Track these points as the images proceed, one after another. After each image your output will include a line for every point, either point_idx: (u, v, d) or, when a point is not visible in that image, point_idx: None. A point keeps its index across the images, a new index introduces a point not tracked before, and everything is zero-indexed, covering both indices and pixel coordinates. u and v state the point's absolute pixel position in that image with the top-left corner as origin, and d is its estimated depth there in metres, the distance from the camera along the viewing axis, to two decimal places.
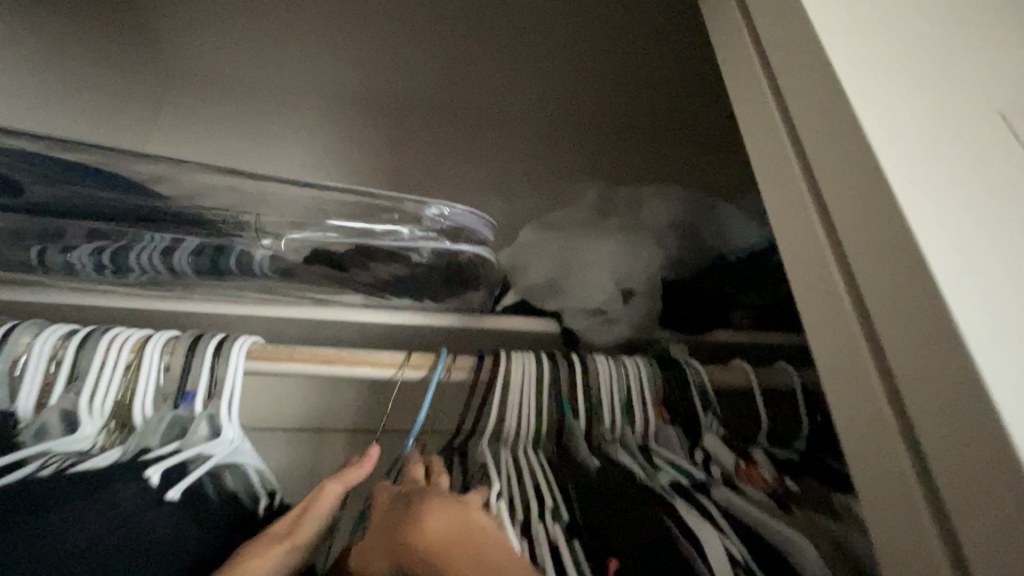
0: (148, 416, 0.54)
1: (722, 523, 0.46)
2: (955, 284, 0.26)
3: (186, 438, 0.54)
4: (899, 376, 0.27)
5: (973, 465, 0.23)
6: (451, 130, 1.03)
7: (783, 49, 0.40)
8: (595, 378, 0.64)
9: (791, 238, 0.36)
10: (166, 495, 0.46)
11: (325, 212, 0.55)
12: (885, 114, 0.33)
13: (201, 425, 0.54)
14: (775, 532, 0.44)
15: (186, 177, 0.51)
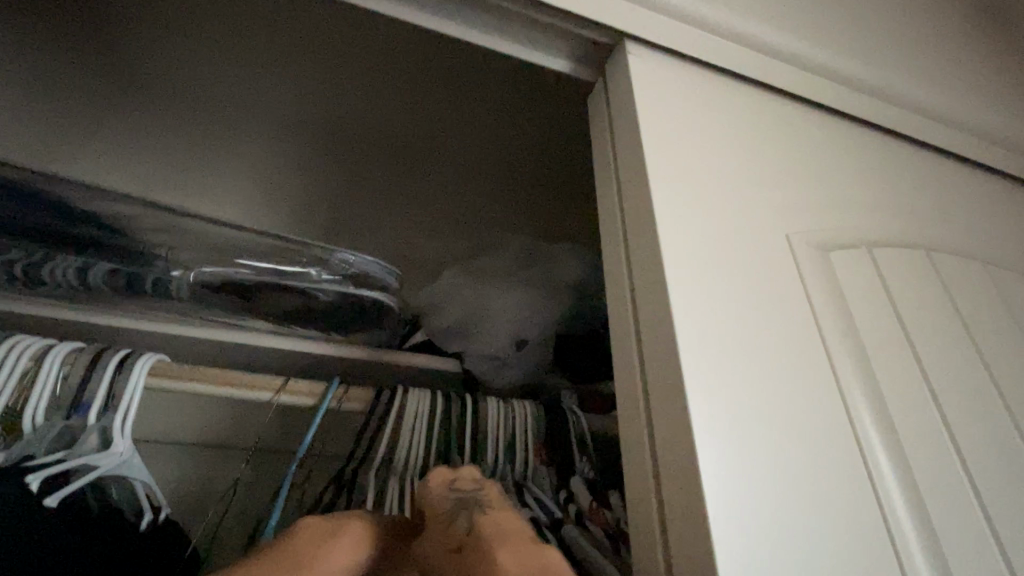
0: (36, 419, 0.54)
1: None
2: (698, 381, 0.37)
3: (74, 450, 0.54)
4: (659, 428, 0.38)
5: (684, 496, 0.34)
6: (382, 161, 1.01)
7: (627, 163, 0.49)
8: (485, 418, 0.71)
9: (614, 320, 0.45)
10: (43, 502, 0.49)
11: (237, 252, 0.61)
12: (682, 230, 0.44)
13: (91, 437, 0.55)
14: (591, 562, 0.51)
15: (111, 206, 0.56)
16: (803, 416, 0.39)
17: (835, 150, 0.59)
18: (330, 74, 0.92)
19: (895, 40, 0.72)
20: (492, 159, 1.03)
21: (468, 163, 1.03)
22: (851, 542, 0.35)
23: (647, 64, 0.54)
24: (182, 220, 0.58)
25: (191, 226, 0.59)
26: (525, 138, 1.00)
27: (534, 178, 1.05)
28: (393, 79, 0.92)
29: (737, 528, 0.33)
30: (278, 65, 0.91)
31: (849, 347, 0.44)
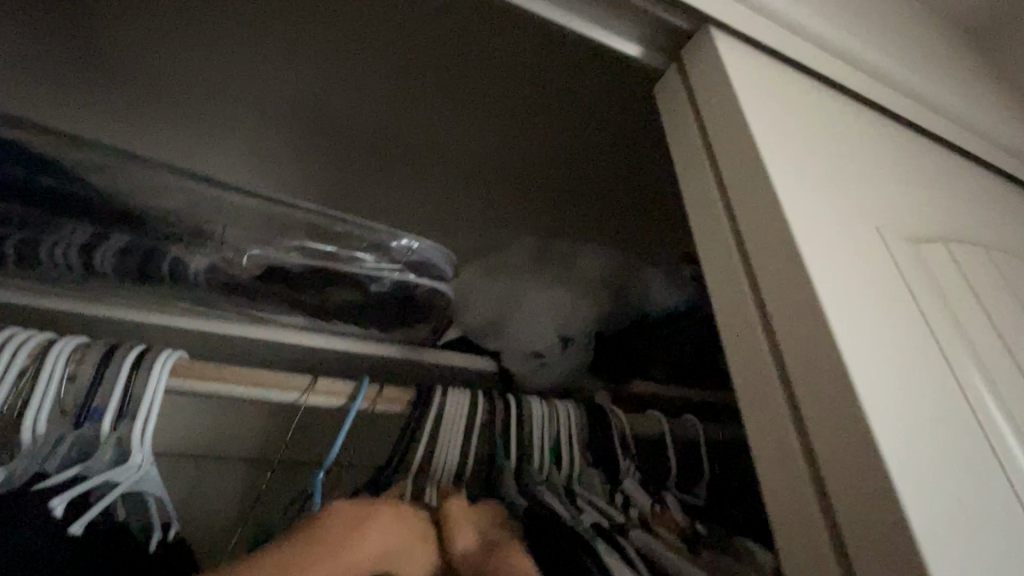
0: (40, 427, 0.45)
1: (636, 561, 0.48)
2: (853, 367, 0.34)
3: (89, 465, 0.46)
4: (807, 416, 0.35)
5: (855, 485, 0.32)
6: (387, 154, 0.89)
7: (726, 151, 0.47)
8: (529, 421, 0.67)
9: (727, 309, 0.42)
10: (69, 529, 0.41)
11: (291, 233, 0.55)
12: (801, 215, 0.42)
13: (108, 448, 0.47)
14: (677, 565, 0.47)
15: (131, 170, 0.49)
16: (943, 408, 0.37)
17: (896, 151, 0.59)
18: (335, 53, 0.77)
19: (915, 56, 0.75)
20: (514, 161, 0.91)
21: (485, 164, 0.91)
22: (1012, 536, 0.33)
23: (732, 53, 0.53)
24: (219, 191, 0.52)
25: (228, 200, 0.53)
26: (557, 140, 0.88)
27: (560, 183, 0.94)
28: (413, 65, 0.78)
29: (923, 519, 0.30)
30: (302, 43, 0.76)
31: (960, 340, 0.43)
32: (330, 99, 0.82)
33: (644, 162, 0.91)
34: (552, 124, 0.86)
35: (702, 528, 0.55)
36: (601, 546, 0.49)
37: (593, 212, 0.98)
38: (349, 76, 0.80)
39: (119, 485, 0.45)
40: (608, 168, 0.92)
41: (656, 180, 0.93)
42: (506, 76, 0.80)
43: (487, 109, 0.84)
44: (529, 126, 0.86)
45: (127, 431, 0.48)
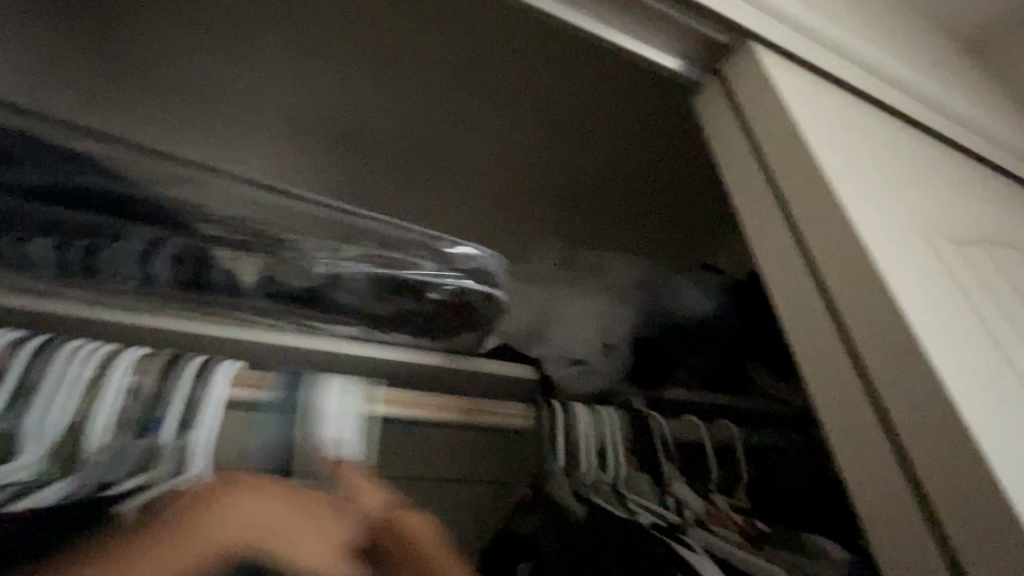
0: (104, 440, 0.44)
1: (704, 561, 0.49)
2: (934, 364, 0.37)
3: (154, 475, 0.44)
4: (892, 414, 0.37)
5: (949, 475, 0.34)
6: (423, 166, 0.93)
7: (782, 161, 0.50)
8: (575, 426, 0.67)
9: (794, 312, 0.45)
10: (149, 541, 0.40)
11: (358, 241, 0.56)
12: (864, 220, 0.44)
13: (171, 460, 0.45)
14: (751, 565, 0.49)
15: (201, 181, 0.51)
16: (1016, 398, 0.39)
17: (930, 158, 0.62)
18: (385, 62, 0.83)
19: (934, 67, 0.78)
20: (546, 167, 0.96)
21: (520, 170, 0.95)
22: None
23: (775, 71, 0.56)
24: (291, 201, 0.54)
25: (297, 207, 0.54)
26: (587, 147, 0.94)
27: (586, 187, 0.98)
28: (460, 68, 0.84)
29: (1016, 505, 0.32)
30: (355, 50, 0.82)
31: (1016, 336, 0.46)
32: (378, 105, 0.87)
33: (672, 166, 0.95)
34: (585, 130, 0.92)
35: (764, 527, 0.55)
36: (677, 550, 0.50)
37: (627, 220, 1.01)
38: (397, 82, 0.85)
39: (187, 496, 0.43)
40: (634, 176, 0.97)
41: (683, 186, 0.97)
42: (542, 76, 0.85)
43: (524, 118, 0.90)
44: (565, 130, 0.91)
45: (189, 442, 0.46)
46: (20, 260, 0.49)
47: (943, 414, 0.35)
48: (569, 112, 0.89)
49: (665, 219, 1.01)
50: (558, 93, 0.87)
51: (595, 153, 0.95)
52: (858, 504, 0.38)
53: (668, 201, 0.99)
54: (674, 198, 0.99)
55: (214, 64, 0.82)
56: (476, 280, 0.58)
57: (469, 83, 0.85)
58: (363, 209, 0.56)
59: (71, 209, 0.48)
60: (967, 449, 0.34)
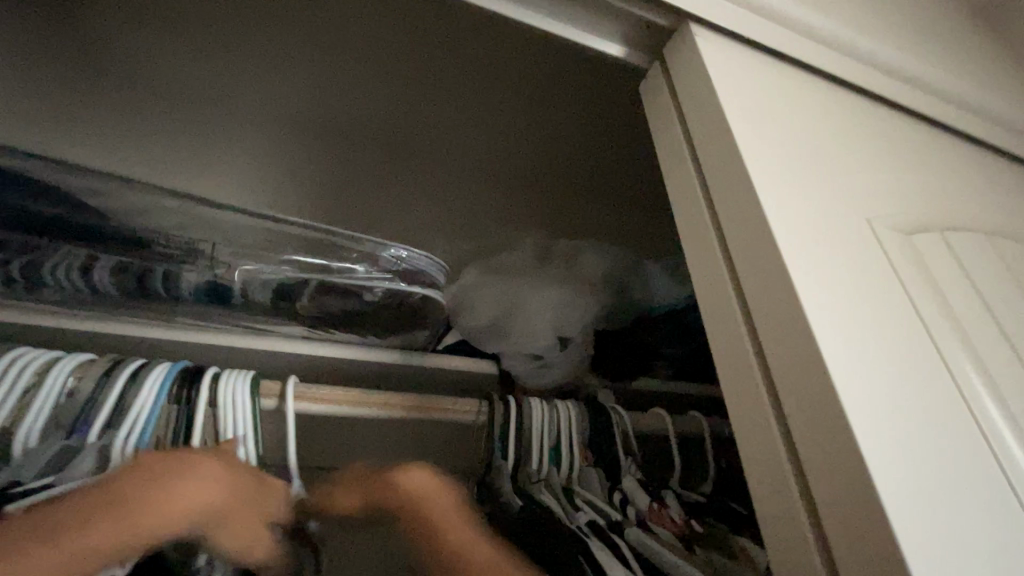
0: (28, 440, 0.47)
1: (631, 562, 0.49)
2: (834, 363, 0.34)
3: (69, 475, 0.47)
4: (790, 414, 0.35)
5: (839, 479, 0.31)
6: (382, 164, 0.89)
7: (710, 149, 0.47)
8: (529, 421, 0.67)
9: (711, 307, 0.42)
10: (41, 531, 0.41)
11: (281, 249, 0.56)
12: (783, 210, 0.42)
13: (90, 457, 0.48)
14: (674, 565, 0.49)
15: (126, 195, 0.51)
16: (935, 403, 0.37)
17: (895, 140, 0.58)
18: (328, 64, 0.77)
19: (927, 35, 0.71)
20: (505, 162, 0.91)
21: (481, 165, 0.92)
22: (1009, 535, 0.33)
23: (713, 49, 0.52)
24: (214, 212, 0.53)
25: (224, 218, 0.54)
26: (544, 141, 0.89)
27: (548, 180, 0.94)
28: (401, 70, 0.78)
29: (901, 513, 0.30)
30: (294, 49, 0.75)
31: (953, 330, 0.43)
32: (320, 100, 0.81)
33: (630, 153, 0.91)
34: (540, 125, 0.86)
35: (700, 527, 0.56)
36: (596, 547, 0.50)
37: (585, 203, 0.98)
38: (352, 82, 0.80)
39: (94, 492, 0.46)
40: (593, 165, 0.93)
41: (640, 169, 0.93)
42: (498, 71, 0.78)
43: (475, 115, 0.85)
44: (518, 126, 0.86)
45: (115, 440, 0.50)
46: None
47: (839, 414, 0.32)
48: (521, 109, 0.84)
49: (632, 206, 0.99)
50: (518, 85, 0.80)
51: (553, 146, 0.90)
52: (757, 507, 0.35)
53: (626, 183, 0.95)
54: (636, 183, 0.95)
55: (165, 57, 0.76)
56: (412, 281, 0.59)
57: (412, 84, 0.80)
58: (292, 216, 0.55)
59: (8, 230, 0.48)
60: (857, 453, 0.31)
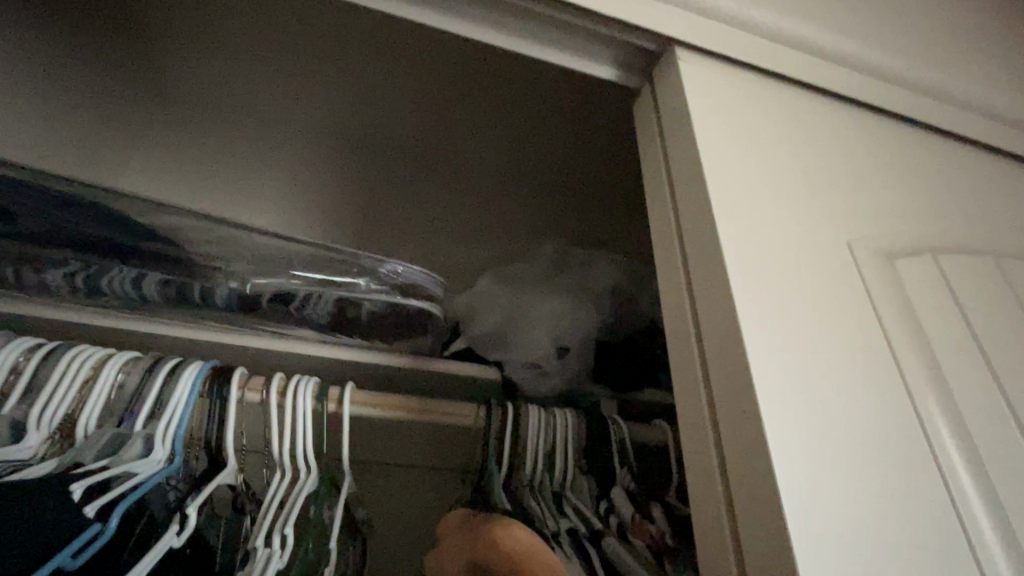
0: (88, 427, 0.56)
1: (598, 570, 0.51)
2: (768, 390, 0.36)
3: (119, 457, 0.55)
4: (725, 438, 0.37)
5: (758, 503, 0.34)
6: (403, 172, 0.97)
7: (682, 175, 0.48)
8: (526, 429, 0.69)
9: (672, 329, 0.44)
10: (84, 510, 0.47)
11: (290, 263, 0.62)
12: (746, 236, 0.43)
13: (136, 443, 0.56)
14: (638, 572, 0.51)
15: (162, 219, 0.58)
16: (879, 436, 0.38)
17: (896, 157, 0.56)
18: (359, 77, 0.86)
19: (955, 36, 0.67)
20: (518, 168, 0.97)
21: (495, 171, 0.98)
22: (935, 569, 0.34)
23: (697, 71, 0.53)
24: (233, 230, 0.60)
25: (242, 238, 0.61)
26: (553, 147, 0.94)
27: (557, 186, 1.00)
28: (420, 80, 0.85)
29: (810, 536, 0.32)
30: (322, 69, 0.85)
31: (920, 356, 0.43)
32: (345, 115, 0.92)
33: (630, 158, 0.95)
34: (550, 133, 0.92)
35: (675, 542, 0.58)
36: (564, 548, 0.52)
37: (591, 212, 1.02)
38: (378, 95, 0.89)
39: (138, 475, 0.54)
40: (600, 170, 0.98)
41: (641, 175, 0.97)
42: (503, 83, 0.85)
43: (488, 124, 0.91)
44: (527, 133, 0.92)
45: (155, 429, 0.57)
46: (37, 284, 0.59)
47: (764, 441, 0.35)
48: (530, 117, 0.90)
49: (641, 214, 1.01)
50: (524, 97, 0.87)
51: (562, 151, 0.95)
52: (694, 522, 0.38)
53: (628, 188, 1.00)
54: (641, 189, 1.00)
55: (220, 78, 0.88)
56: (410, 294, 0.65)
57: (431, 94, 0.87)
58: (302, 235, 0.62)
59: (72, 250, 0.56)
60: (777, 480, 0.33)
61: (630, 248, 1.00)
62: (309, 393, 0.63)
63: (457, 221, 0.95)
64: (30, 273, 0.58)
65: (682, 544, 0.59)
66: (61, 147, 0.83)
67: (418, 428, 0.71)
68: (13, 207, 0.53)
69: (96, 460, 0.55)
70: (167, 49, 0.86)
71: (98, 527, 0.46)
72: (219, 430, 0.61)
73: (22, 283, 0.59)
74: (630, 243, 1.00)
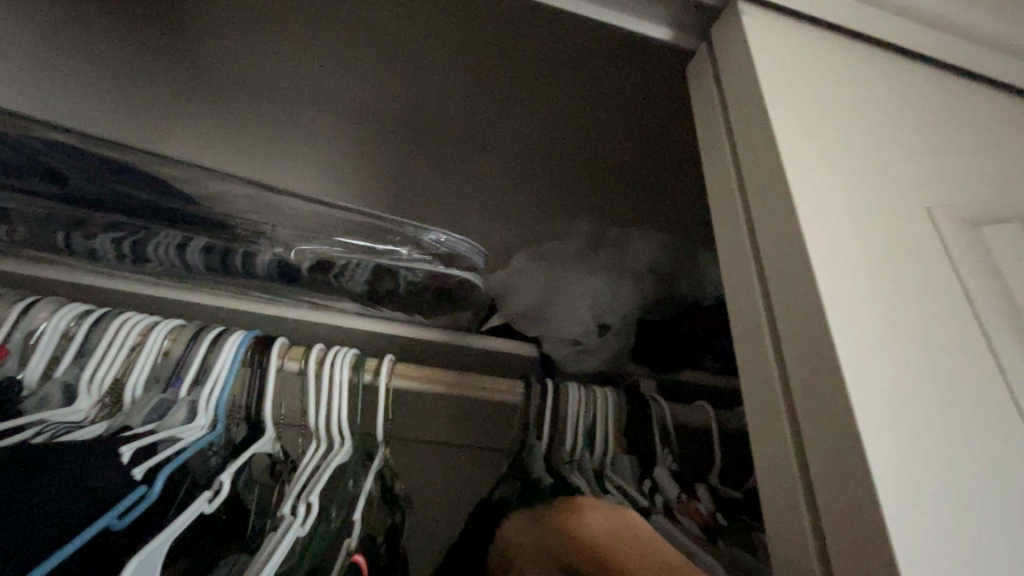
0: (134, 392, 0.56)
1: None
2: (849, 361, 0.34)
3: (164, 422, 0.55)
4: (799, 411, 0.35)
5: (840, 476, 0.32)
6: (438, 147, 0.95)
7: (747, 137, 0.45)
8: (567, 405, 0.67)
9: (736, 298, 0.42)
10: (131, 472, 0.47)
11: (333, 232, 0.61)
12: (819, 199, 0.40)
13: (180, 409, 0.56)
14: (692, 549, 0.49)
15: (206, 184, 0.57)
16: (971, 414, 0.35)
17: (980, 121, 0.52)
18: (394, 49, 0.84)
19: None
20: (555, 142, 0.95)
21: (531, 146, 0.95)
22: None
23: (762, 27, 0.50)
24: (276, 197, 0.59)
25: (283, 204, 0.60)
26: (592, 120, 0.91)
27: (595, 161, 0.96)
28: (457, 50, 0.83)
29: (903, 514, 0.30)
30: (357, 39, 0.83)
31: (1011, 329, 0.39)
32: (381, 85, 0.89)
33: (673, 131, 0.91)
34: (589, 104, 0.89)
35: (725, 521, 0.56)
36: None
37: (629, 188, 0.99)
38: (411, 66, 0.86)
39: (181, 441, 0.54)
40: (641, 144, 0.94)
41: (682, 149, 0.93)
42: (546, 50, 0.81)
43: (525, 96, 0.88)
44: (567, 105, 0.89)
45: (199, 396, 0.58)
46: (87, 250, 0.60)
47: (846, 412, 0.32)
48: (570, 88, 0.86)
49: (681, 191, 0.98)
50: (564, 67, 0.83)
51: (601, 125, 0.92)
52: (763, 497, 0.36)
53: (670, 164, 0.96)
54: (682, 165, 0.96)
55: (254, 51, 0.87)
56: (451, 265, 0.63)
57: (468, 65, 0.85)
58: (344, 202, 0.61)
59: (120, 214, 0.56)
60: (862, 452, 0.31)
61: (668, 226, 0.98)
62: (350, 365, 0.63)
63: (492, 198, 0.94)
64: (81, 239, 0.58)
65: (731, 523, 0.58)
66: (102, 123, 0.84)
67: (456, 403, 0.71)
68: (65, 170, 0.53)
69: (142, 423, 0.55)
70: (201, 19, 0.84)
71: (143, 489, 0.46)
72: (260, 399, 0.61)
73: (73, 249, 0.60)
74: (668, 221, 0.98)
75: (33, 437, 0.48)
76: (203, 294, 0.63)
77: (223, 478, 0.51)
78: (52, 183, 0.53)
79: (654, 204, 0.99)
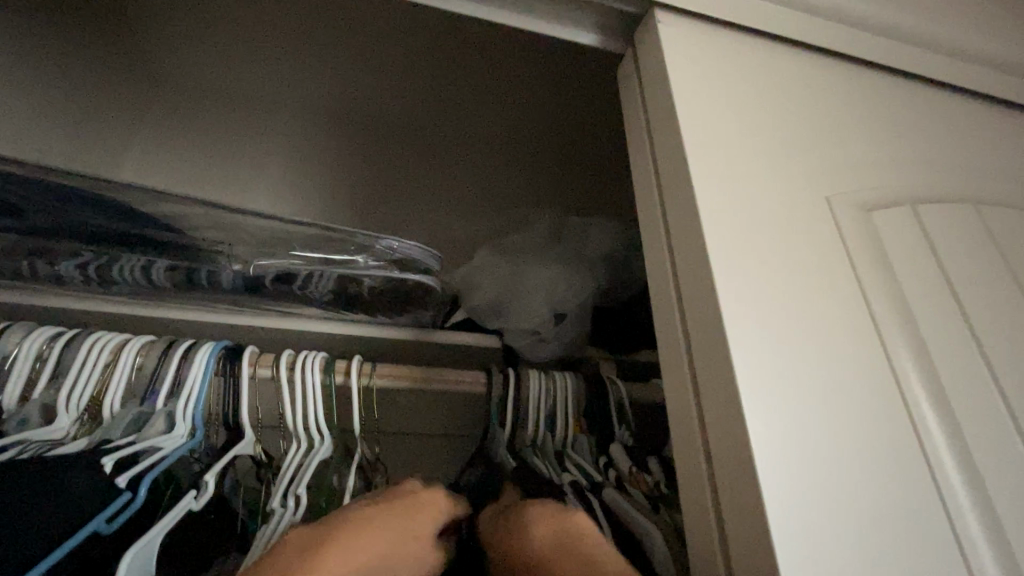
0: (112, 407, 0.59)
1: (598, 514, 0.55)
2: (742, 346, 0.38)
3: (144, 432, 0.59)
4: (704, 389, 0.39)
5: (731, 445, 0.36)
6: (397, 149, 0.99)
7: (662, 139, 0.49)
8: (527, 392, 0.71)
9: (655, 289, 0.46)
10: (115, 481, 0.50)
11: (289, 244, 0.64)
12: (723, 196, 0.44)
13: (159, 420, 0.60)
14: (634, 518, 0.54)
15: (162, 207, 0.59)
16: (852, 383, 0.40)
17: (878, 110, 0.56)
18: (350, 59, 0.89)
19: None
20: (509, 138, 1.00)
21: (486, 143, 1.01)
22: (904, 511, 0.36)
23: (676, 33, 0.53)
24: (231, 216, 0.61)
25: (241, 222, 0.62)
26: (542, 114, 0.96)
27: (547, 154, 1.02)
28: (409, 55, 0.87)
29: (780, 475, 0.35)
30: (312, 51, 0.88)
31: (893, 304, 0.45)
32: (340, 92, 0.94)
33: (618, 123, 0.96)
34: (537, 101, 0.94)
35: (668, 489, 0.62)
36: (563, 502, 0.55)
37: (584, 178, 1.03)
38: (367, 72, 0.91)
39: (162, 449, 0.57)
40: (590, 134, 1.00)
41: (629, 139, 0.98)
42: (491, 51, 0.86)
43: (477, 95, 0.94)
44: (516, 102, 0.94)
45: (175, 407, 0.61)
46: (52, 275, 0.62)
47: (736, 389, 0.37)
48: (517, 86, 0.92)
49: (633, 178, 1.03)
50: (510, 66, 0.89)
51: (550, 119, 0.97)
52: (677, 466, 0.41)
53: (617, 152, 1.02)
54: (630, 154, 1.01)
55: (213, 66, 0.91)
56: (408, 269, 0.67)
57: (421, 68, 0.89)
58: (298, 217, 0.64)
59: (80, 240, 0.58)
60: (748, 423, 0.36)
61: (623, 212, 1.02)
62: (318, 368, 0.66)
63: (452, 196, 0.97)
64: (45, 266, 0.61)
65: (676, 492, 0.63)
66: (61, 146, 0.85)
67: (424, 397, 0.74)
68: (22, 203, 0.55)
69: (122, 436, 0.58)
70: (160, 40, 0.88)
71: (128, 496, 0.49)
72: (235, 405, 0.64)
73: (38, 275, 0.62)
74: (622, 207, 1.02)
75: (16, 456, 0.51)
76: (170, 310, 0.66)
77: (208, 478, 0.54)
78: (11, 216, 0.56)
79: (609, 192, 1.03)
